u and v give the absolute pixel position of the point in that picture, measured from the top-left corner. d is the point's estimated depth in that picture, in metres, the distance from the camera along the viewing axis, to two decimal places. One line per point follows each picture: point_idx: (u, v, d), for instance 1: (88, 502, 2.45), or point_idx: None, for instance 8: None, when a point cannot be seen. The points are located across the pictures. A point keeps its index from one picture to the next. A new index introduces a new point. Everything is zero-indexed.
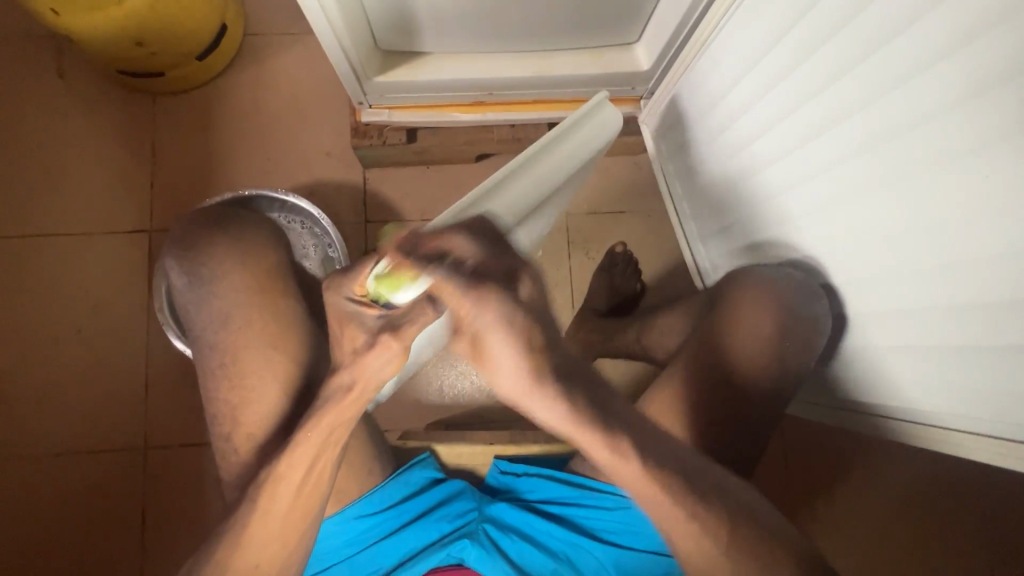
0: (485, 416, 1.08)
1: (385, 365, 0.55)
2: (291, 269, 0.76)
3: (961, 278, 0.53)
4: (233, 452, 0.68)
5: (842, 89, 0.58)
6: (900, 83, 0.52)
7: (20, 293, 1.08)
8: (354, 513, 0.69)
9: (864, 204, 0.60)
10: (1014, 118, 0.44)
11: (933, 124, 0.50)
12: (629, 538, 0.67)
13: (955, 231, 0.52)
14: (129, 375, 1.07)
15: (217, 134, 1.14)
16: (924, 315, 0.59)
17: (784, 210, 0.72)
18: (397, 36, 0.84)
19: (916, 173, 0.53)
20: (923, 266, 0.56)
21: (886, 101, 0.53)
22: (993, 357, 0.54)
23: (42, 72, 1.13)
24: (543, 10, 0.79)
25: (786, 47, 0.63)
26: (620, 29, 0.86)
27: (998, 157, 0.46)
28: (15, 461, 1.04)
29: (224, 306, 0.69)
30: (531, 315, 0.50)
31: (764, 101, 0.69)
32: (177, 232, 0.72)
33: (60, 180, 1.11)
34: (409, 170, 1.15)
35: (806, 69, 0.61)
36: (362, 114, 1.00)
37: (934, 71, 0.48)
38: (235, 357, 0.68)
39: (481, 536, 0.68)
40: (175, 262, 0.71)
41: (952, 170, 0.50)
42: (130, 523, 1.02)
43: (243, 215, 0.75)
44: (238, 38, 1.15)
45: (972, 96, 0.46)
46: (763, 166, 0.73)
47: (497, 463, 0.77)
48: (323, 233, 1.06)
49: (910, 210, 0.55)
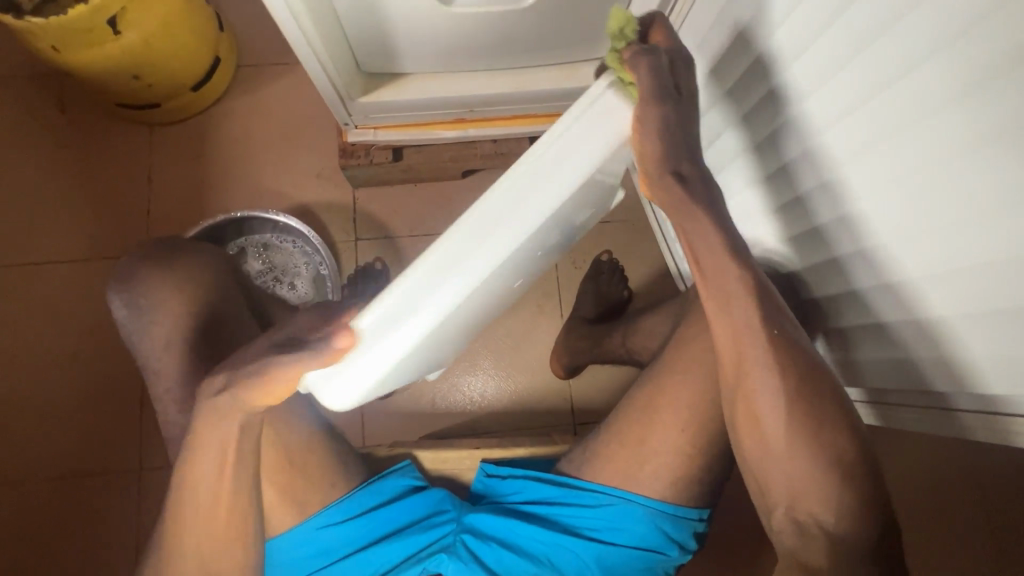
0: (477, 426, 1.08)
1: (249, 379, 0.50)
2: (229, 295, 0.76)
3: (964, 239, 0.50)
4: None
5: (841, 31, 0.52)
6: (896, 23, 0.47)
7: (18, 320, 1.10)
8: (320, 522, 0.68)
9: (852, 173, 0.57)
10: (995, 63, 0.41)
11: (916, 75, 0.47)
12: (611, 534, 0.66)
13: (956, 186, 0.48)
14: (124, 397, 1.08)
15: (210, 161, 1.18)
16: (929, 284, 0.55)
17: (808, 169, 0.63)
18: (377, 59, 0.88)
19: (920, 121, 0.48)
20: (926, 228, 0.52)
21: (881, 47, 0.49)
22: (997, 323, 0.51)
23: (42, 109, 1.18)
24: (514, 30, 0.83)
25: (762, 11, 0.60)
26: (590, 43, 0.89)
27: (993, 98, 0.42)
28: (10, 487, 1.04)
29: (164, 334, 0.70)
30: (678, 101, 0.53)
31: (783, 32, 0.58)
32: (120, 264, 0.72)
33: (60, 209, 1.15)
34: (398, 188, 1.19)
35: (786, 30, 0.58)
36: (348, 135, 1.03)
37: (908, 19, 0.46)
38: (183, 378, 0.69)
39: (458, 548, 0.68)
40: (116, 295, 0.70)
41: (943, 124, 0.47)
42: (124, 546, 1.02)
43: (184, 244, 0.74)
44: (231, 68, 1.20)
45: (964, 34, 0.42)
46: (787, 113, 0.63)
47: (483, 466, 0.76)
48: (313, 252, 1.11)
49: (909, 167, 0.51)
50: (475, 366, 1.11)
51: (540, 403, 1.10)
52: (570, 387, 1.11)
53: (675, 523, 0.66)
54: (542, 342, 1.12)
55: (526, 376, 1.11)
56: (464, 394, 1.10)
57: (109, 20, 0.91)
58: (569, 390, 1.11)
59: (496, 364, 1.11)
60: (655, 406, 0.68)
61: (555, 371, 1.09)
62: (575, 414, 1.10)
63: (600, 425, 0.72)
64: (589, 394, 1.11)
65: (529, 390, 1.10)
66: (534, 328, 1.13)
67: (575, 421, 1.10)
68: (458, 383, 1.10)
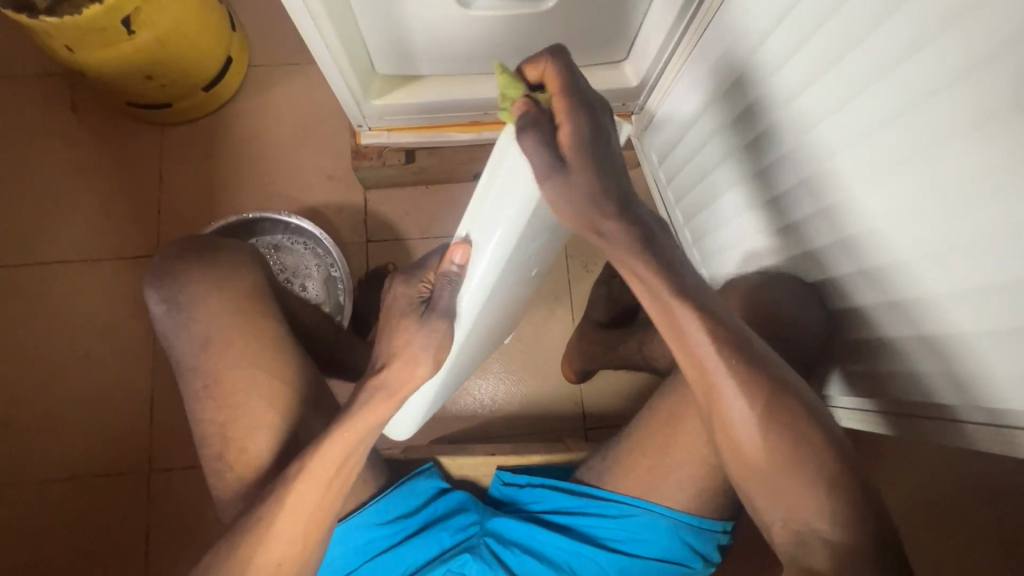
0: (488, 430, 1.08)
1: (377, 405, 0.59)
2: (270, 290, 0.74)
3: (966, 266, 0.50)
4: (228, 469, 0.67)
5: (844, 67, 0.52)
6: (902, 59, 0.47)
7: (30, 320, 1.10)
8: (363, 520, 0.68)
9: (849, 201, 0.58)
10: (1001, 103, 0.42)
11: (921, 111, 0.47)
12: (634, 545, 0.66)
13: (963, 216, 0.48)
14: (134, 399, 1.08)
15: (221, 162, 1.18)
16: (928, 307, 0.56)
17: (799, 200, 0.65)
18: (392, 61, 0.88)
19: (928, 152, 0.49)
20: (927, 255, 0.53)
21: (885, 82, 0.49)
22: (1000, 346, 0.51)
23: (55, 107, 1.18)
24: (532, 33, 0.82)
25: (764, 48, 0.61)
26: (608, 46, 0.89)
27: (1005, 131, 0.42)
28: (21, 487, 1.04)
29: (204, 330, 0.67)
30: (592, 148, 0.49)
31: (781, 71, 0.60)
32: (155, 261, 0.70)
33: (71, 208, 1.15)
34: (409, 190, 1.18)
35: (788, 68, 0.59)
36: (361, 137, 1.03)
37: (916, 58, 0.46)
38: (217, 379, 0.67)
39: (483, 550, 0.67)
40: (155, 291, 0.69)
41: (951, 154, 0.47)
42: (135, 547, 1.02)
43: (224, 241, 0.72)
44: (243, 68, 1.20)
45: (973, 70, 0.42)
46: (778, 147, 0.64)
47: (500, 474, 0.75)
48: (325, 253, 1.11)
49: (914, 196, 0.52)
50: (486, 369, 1.10)
51: (551, 408, 1.09)
52: (581, 392, 1.10)
53: (699, 534, 0.66)
54: (553, 346, 1.12)
55: (537, 380, 1.10)
56: (475, 398, 1.09)
57: (122, 21, 0.91)
58: (581, 395, 1.10)
59: (506, 368, 1.11)
60: (677, 414, 0.67)
61: (567, 376, 1.08)
62: (586, 419, 1.09)
63: (621, 433, 0.71)
64: (601, 400, 1.10)
65: (539, 394, 1.10)
66: (546, 332, 1.12)
67: (587, 426, 1.09)
68: (469, 386, 1.09)
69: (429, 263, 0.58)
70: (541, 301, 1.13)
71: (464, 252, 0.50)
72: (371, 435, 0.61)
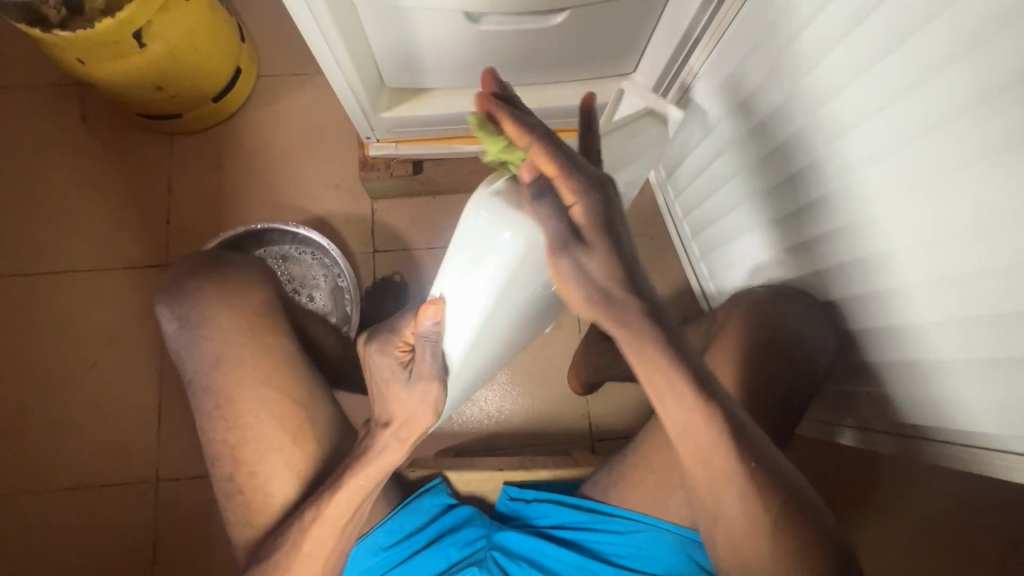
0: (495, 442, 1.08)
1: (385, 454, 0.58)
2: (280, 304, 0.75)
3: (968, 295, 0.51)
4: (238, 492, 0.66)
5: (854, 93, 0.52)
6: (906, 92, 0.47)
7: (39, 329, 1.11)
8: (371, 544, 0.69)
9: (858, 224, 0.58)
10: (1002, 139, 0.42)
11: (933, 138, 0.47)
12: (640, 562, 0.65)
13: (966, 246, 0.49)
14: (142, 409, 1.08)
15: (230, 172, 1.18)
16: (933, 331, 0.56)
17: (811, 219, 0.65)
18: (401, 74, 0.88)
19: (931, 183, 0.49)
20: (930, 281, 0.53)
21: (888, 113, 0.50)
22: (1002, 371, 0.51)
23: (66, 117, 1.19)
24: (539, 47, 0.83)
25: (771, 71, 0.61)
26: (616, 59, 0.88)
27: (1008, 169, 0.42)
28: (28, 496, 1.04)
29: (215, 348, 0.68)
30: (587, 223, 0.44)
31: (790, 94, 0.60)
32: (167, 277, 0.71)
33: (81, 218, 1.15)
34: (415, 201, 1.18)
35: (794, 93, 0.59)
36: (369, 149, 1.03)
37: (935, 81, 0.45)
38: (226, 398, 0.67)
39: (490, 564, 0.66)
40: (166, 308, 0.69)
41: (957, 186, 0.47)
42: (142, 557, 1.02)
43: (234, 258, 0.74)
44: (251, 79, 1.20)
45: (977, 108, 0.42)
46: (791, 167, 0.64)
47: (507, 488, 0.75)
48: (332, 264, 1.11)
49: (918, 225, 0.52)
50: (493, 380, 1.10)
51: (557, 419, 1.09)
52: (588, 403, 1.10)
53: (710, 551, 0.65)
54: (559, 357, 1.11)
55: (544, 391, 1.10)
56: (481, 409, 1.09)
57: (135, 33, 0.91)
58: (587, 407, 1.10)
59: (513, 379, 1.10)
60: None
61: (573, 388, 1.08)
62: (593, 431, 1.09)
63: (629, 448, 0.71)
64: (608, 411, 1.10)
65: (545, 406, 1.10)
66: (552, 342, 1.12)
67: (594, 438, 1.09)
68: (476, 398, 1.10)
69: (401, 324, 0.53)
70: None
71: (436, 312, 0.47)
72: (373, 488, 0.60)
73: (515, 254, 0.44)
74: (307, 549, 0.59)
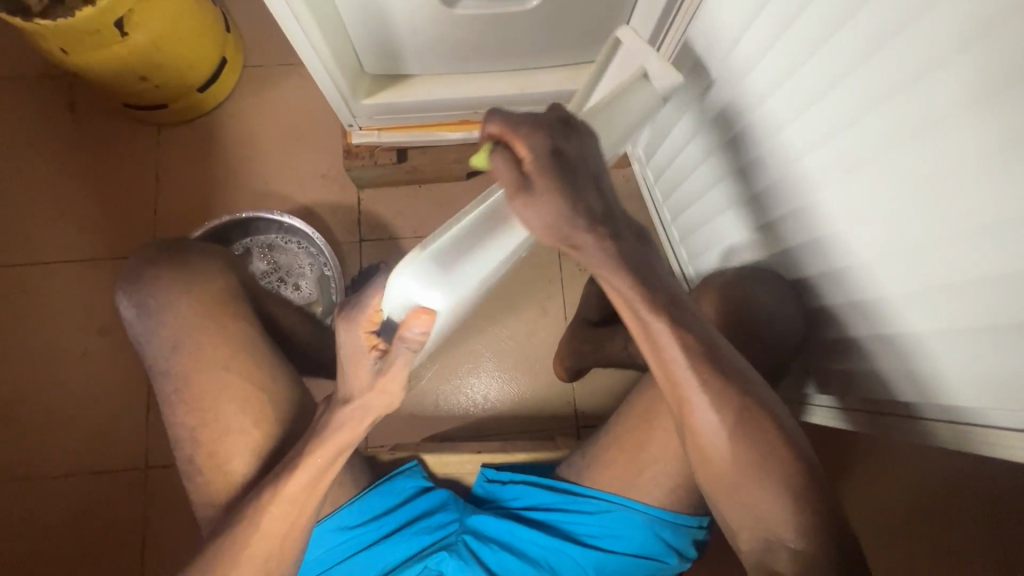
0: (480, 428, 1.08)
1: (352, 424, 0.61)
2: (242, 289, 0.75)
3: (959, 257, 0.48)
4: (198, 472, 0.67)
5: (829, 53, 0.51)
6: (883, 47, 0.46)
7: (27, 318, 1.12)
8: (336, 522, 0.69)
9: (836, 194, 0.57)
10: (991, 81, 0.40)
11: (914, 90, 0.45)
12: (610, 541, 0.66)
13: (953, 203, 0.46)
14: (130, 397, 1.09)
15: (216, 162, 1.19)
16: (921, 299, 0.54)
17: (784, 194, 0.64)
18: (380, 60, 0.88)
19: (913, 140, 0.47)
20: (917, 245, 0.51)
21: (865, 70, 0.48)
22: (995, 337, 0.49)
23: (53, 108, 1.19)
24: (517, 31, 0.83)
25: (743, 43, 0.61)
26: (595, 44, 0.88)
27: (998, 114, 0.40)
28: (17, 482, 1.06)
29: (173, 334, 0.68)
30: (562, 161, 0.50)
31: (765, 61, 0.58)
32: (128, 265, 0.71)
33: (67, 209, 1.16)
34: (401, 189, 1.19)
35: (766, 62, 0.58)
36: (352, 137, 1.03)
37: (913, 30, 0.43)
38: (187, 382, 0.68)
39: (460, 547, 0.67)
40: (125, 296, 0.70)
41: (942, 139, 0.45)
42: (130, 541, 1.04)
43: (196, 244, 0.74)
44: (237, 69, 1.21)
45: (961, 52, 0.41)
46: (766, 137, 0.63)
47: (484, 471, 0.75)
48: (317, 253, 1.12)
49: (901, 186, 0.50)
50: (480, 367, 1.11)
51: (543, 406, 1.10)
52: (574, 390, 1.11)
53: (674, 530, 0.65)
54: (544, 345, 1.12)
55: (530, 378, 1.11)
56: (467, 396, 1.10)
57: (116, 22, 0.92)
58: (573, 394, 1.10)
59: (499, 366, 1.11)
60: (655, 412, 0.66)
61: (559, 375, 1.08)
62: (579, 417, 1.09)
63: (601, 430, 0.72)
64: (593, 398, 1.10)
65: (533, 393, 1.10)
66: (538, 330, 1.12)
67: (579, 424, 1.09)
68: (462, 385, 1.10)
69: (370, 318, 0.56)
70: (534, 298, 1.13)
71: (423, 323, 0.50)
72: (345, 454, 0.62)
73: (446, 304, 0.51)
74: (262, 525, 0.60)
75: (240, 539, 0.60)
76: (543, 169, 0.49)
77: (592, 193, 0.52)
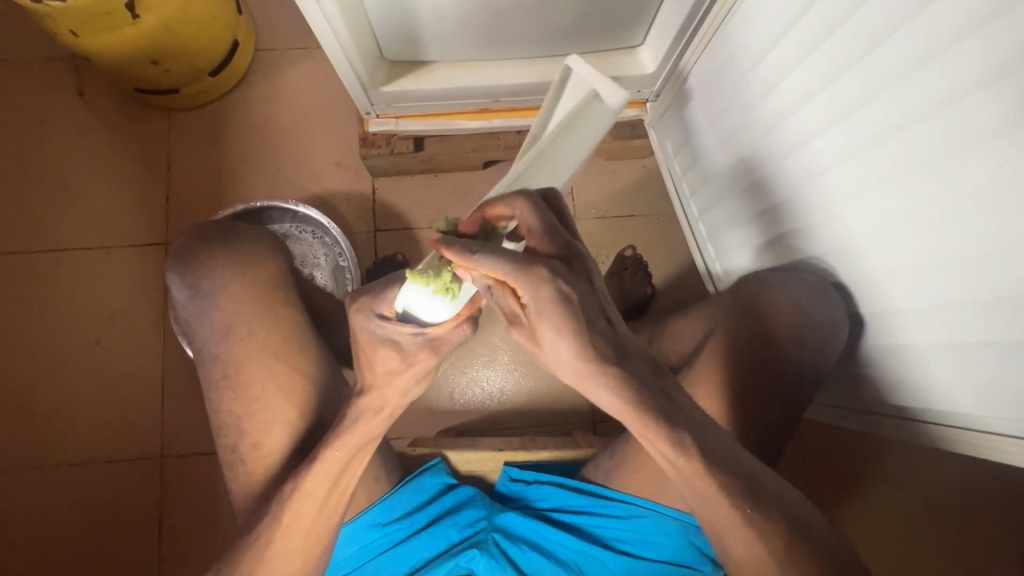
0: (496, 422, 1.08)
1: (373, 416, 0.59)
2: (291, 276, 0.75)
3: (1003, 273, 0.48)
4: (239, 461, 0.66)
5: (884, 57, 0.50)
6: (938, 56, 0.46)
7: (42, 307, 1.11)
8: (367, 520, 0.68)
9: (882, 198, 0.56)
10: None
11: (968, 103, 0.45)
12: (641, 547, 0.65)
13: (1000, 220, 0.46)
14: (146, 387, 1.08)
15: (228, 149, 1.17)
16: (962, 311, 0.53)
17: (826, 194, 0.63)
18: (401, 45, 0.85)
19: (963, 153, 0.46)
20: (961, 257, 0.51)
21: (918, 79, 0.48)
22: None
23: (63, 92, 1.17)
24: (544, 15, 0.79)
25: (791, 42, 0.60)
26: (622, 32, 0.85)
27: None
28: (36, 471, 1.06)
29: (225, 318, 0.67)
30: (573, 317, 0.47)
31: (814, 60, 0.58)
32: (178, 246, 0.71)
33: (79, 196, 1.14)
34: (417, 178, 1.16)
35: (815, 61, 0.58)
36: (369, 124, 1.00)
37: (970, 43, 0.43)
38: (236, 368, 0.66)
39: (491, 546, 0.66)
40: (176, 276, 0.69)
41: (993, 153, 0.44)
42: (149, 530, 1.04)
43: (243, 228, 0.74)
44: (250, 53, 1.17)
45: (1018, 69, 0.40)
46: (811, 137, 0.62)
47: (508, 470, 0.75)
48: (333, 243, 1.10)
49: (947, 196, 0.49)
50: (496, 361, 1.09)
51: (558, 401, 1.09)
52: None
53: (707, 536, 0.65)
54: None
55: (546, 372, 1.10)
56: (483, 389, 1.09)
57: (127, 4, 0.88)
58: None
59: (515, 359, 1.10)
60: None
61: None
62: (594, 413, 1.09)
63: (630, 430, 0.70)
64: None
65: (550, 387, 1.09)
66: None
67: (595, 419, 1.09)
68: (477, 377, 1.09)
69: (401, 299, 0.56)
70: None
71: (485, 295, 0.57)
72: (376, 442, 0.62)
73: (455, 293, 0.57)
74: (299, 522, 0.58)
75: (275, 539, 0.58)
76: (538, 310, 0.47)
77: (605, 334, 0.49)
